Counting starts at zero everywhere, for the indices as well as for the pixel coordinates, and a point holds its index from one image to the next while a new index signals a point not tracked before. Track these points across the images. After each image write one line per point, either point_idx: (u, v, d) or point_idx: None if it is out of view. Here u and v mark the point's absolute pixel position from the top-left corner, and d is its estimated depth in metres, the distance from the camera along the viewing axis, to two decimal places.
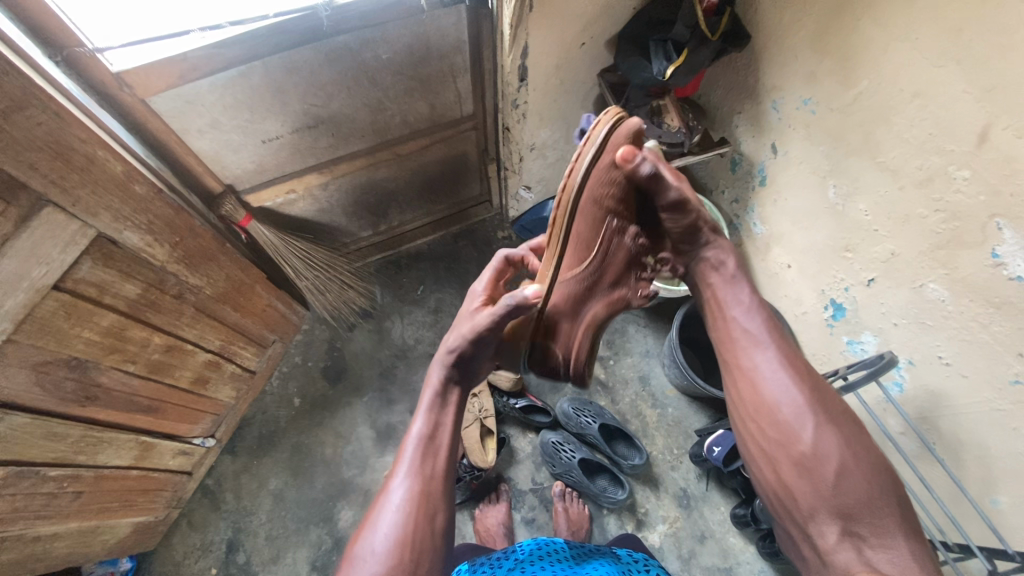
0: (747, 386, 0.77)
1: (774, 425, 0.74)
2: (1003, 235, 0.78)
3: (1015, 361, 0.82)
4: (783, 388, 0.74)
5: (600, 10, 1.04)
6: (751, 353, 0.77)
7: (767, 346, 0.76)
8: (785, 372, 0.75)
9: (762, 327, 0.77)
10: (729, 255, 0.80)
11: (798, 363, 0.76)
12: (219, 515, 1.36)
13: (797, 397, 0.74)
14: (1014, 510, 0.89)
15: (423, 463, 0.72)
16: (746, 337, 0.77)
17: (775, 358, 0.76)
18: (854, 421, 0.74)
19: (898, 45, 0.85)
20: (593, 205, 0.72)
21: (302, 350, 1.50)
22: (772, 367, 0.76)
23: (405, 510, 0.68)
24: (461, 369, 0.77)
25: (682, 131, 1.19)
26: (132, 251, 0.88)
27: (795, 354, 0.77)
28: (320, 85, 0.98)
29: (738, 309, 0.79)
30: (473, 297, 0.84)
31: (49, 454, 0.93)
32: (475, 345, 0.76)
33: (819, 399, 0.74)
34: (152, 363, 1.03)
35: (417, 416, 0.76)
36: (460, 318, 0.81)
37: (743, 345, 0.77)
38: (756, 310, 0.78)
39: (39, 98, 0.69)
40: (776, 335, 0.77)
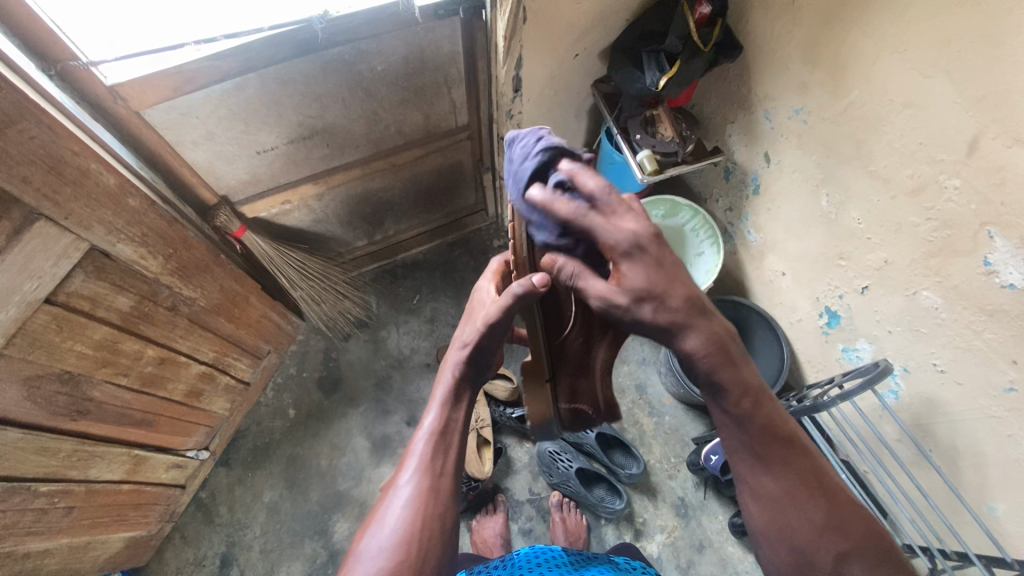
0: (756, 513, 0.58)
1: (786, 559, 0.56)
2: (994, 243, 0.79)
3: (1008, 368, 0.83)
4: (795, 512, 0.56)
5: (594, 21, 1.05)
6: (752, 468, 0.57)
7: (774, 457, 0.56)
8: (799, 489, 0.56)
9: (765, 434, 0.56)
10: (708, 348, 0.52)
11: (810, 474, 0.57)
12: (213, 528, 1.34)
13: (815, 520, 0.55)
14: (1012, 518, 0.89)
15: (433, 459, 0.64)
16: (746, 449, 0.57)
17: (782, 472, 0.56)
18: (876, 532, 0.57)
19: (888, 56, 0.86)
20: None
21: (298, 360, 1.49)
22: (782, 485, 0.56)
23: (414, 507, 0.61)
24: (474, 365, 0.68)
25: (675, 141, 1.20)
26: (124, 263, 0.87)
27: (807, 453, 0.57)
28: (315, 97, 0.98)
29: (727, 416, 0.56)
30: (482, 290, 0.74)
31: (40, 469, 0.92)
32: (489, 337, 0.65)
33: (840, 514, 0.57)
34: (145, 376, 1.02)
35: (427, 410, 0.68)
36: (474, 306, 0.72)
37: (743, 456, 0.57)
38: (756, 414, 0.55)
39: (33, 112, 0.68)
40: (784, 437, 0.56)
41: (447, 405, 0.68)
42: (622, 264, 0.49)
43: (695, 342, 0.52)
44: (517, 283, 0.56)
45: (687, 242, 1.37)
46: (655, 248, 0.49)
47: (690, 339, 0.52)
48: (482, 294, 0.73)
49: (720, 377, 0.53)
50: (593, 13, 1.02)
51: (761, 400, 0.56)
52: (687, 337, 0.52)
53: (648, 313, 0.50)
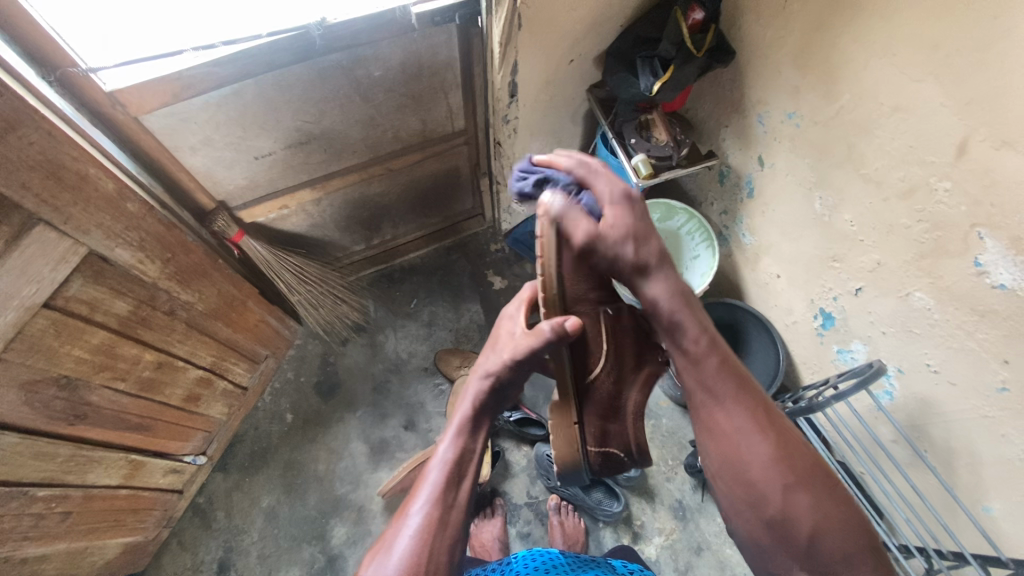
0: (712, 444, 0.69)
1: (742, 488, 0.67)
2: (985, 244, 0.80)
3: (1000, 368, 0.84)
4: (745, 444, 0.67)
5: (588, 28, 1.06)
6: (710, 405, 0.69)
7: (727, 395, 0.68)
8: (750, 426, 0.67)
9: (719, 375, 0.68)
10: (668, 295, 0.69)
11: (759, 411, 0.68)
12: (210, 533, 1.34)
13: (764, 452, 0.66)
14: (1007, 518, 0.90)
15: (446, 488, 0.67)
16: (702, 389, 0.69)
17: (734, 409, 0.68)
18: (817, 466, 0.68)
19: (877, 61, 0.88)
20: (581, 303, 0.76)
21: (295, 365, 1.49)
22: (736, 422, 0.67)
23: (422, 539, 0.63)
24: (495, 396, 0.74)
25: (669, 145, 1.22)
26: (123, 268, 0.88)
27: (756, 393, 0.69)
28: (313, 103, 0.99)
29: (688, 359, 0.69)
30: (506, 318, 0.78)
31: (38, 474, 0.92)
32: (514, 371, 0.72)
33: (787, 447, 0.67)
34: (143, 381, 1.02)
35: (443, 439, 0.72)
36: (498, 337, 0.76)
37: (700, 395, 0.69)
38: (710, 355, 0.68)
39: (33, 118, 0.69)
40: (733, 377, 0.69)
41: (465, 434, 0.72)
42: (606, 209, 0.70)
43: (655, 289, 0.69)
44: (549, 324, 0.68)
45: (683, 245, 1.40)
46: (630, 201, 0.72)
47: (652, 285, 0.69)
48: (506, 326, 0.76)
49: (680, 321, 0.69)
50: (587, 19, 1.04)
51: (712, 345, 0.69)
52: (650, 284, 0.69)
53: (628, 249, 0.69)
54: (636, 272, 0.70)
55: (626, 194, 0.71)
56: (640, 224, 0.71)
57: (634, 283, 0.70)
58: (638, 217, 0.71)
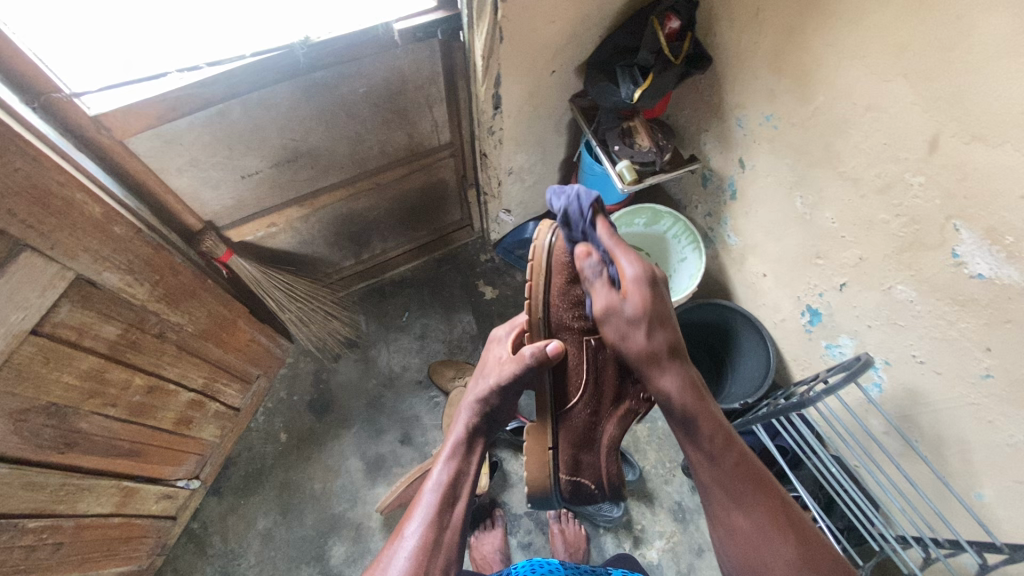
0: (728, 535, 0.69)
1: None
2: (961, 236, 0.82)
3: (983, 356, 0.86)
4: (767, 544, 0.66)
5: (568, 39, 1.08)
6: (727, 504, 0.69)
7: (741, 493, 0.69)
8: (769, 529, 0.67)
9: (732, 470, 0.70)
10: (679, 392, 0.71)
11: (765, 490, 0.69)
12: (205, 559, 1.31)
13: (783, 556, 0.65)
14: (998, 503, 0.92)
15: (439, 510, 0.68)
16: (721, 486, 0.69)
17: (747, 503, 0.68)
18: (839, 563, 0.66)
19: (849, 63, 0.90)
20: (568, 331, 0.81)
21: (287, 384, 1.48)
22: (754, 521, 0.67)
23: (416, 559, 0.63)
24: (487, 420, 0.78)
25: (652, 151, 1.24)
26: (111, 292, 0.87)
27: (767, 482, 0.70)
28: (298, 120, 1.00)
29: (703, 458, 0.71)
30: (496, 343, 0.88)
31: (28, 505, 0.90)
32: (500, 397, 0.77)
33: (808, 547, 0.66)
34: (133, 406, 1.01)
35: (436, 464, 0.74)
36: (485, 367, 0.83)
37: (717, 492, 0.70)
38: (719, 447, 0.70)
39: (18, 144, 0.69)
40: (748, 474, 0.70)
41: (458, 457, 0.75)
42: (637, 286, 0.73)
43: (670, 383, 0.71)
44: (531, 350, 0.76)
45: (670, 248, 1.42)
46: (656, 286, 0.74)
47: (663, 379, 0.71)
48: (493, 354, 0.84)
49: (692, 420, 0.71)
50: (566, 32, 1.06)
51: (728, 441, 0.71)
52: (663, 379, 0.71)
53: (640, 336, 0.72)
54: (646, 363, 0.72)
55: (650, 277, 0.74)
56: (658, 310, 0.73)
57: (647, 377, 0.72)
58: (656, 301, 0.73)
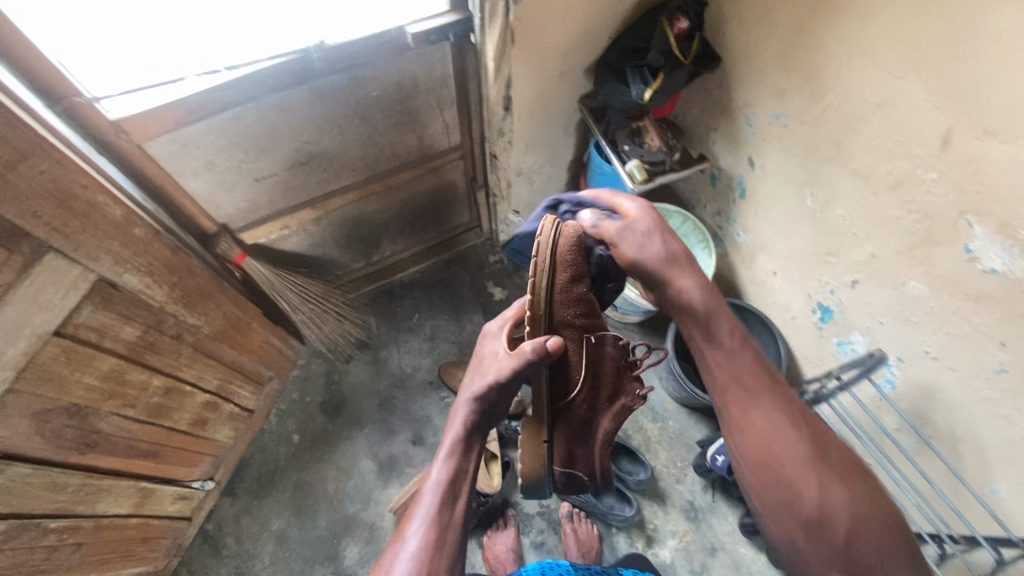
0: (741, 437, 0.66)
1: (775, 486, 0.64)
2: (974, 231, 0.83)
3: (998, 350, 0.86)
4: (784, 437, 0.64)
5: (578, 40, 1.09)
6: (744, 402, 0.66)
7: (758, 391, 0.66)
8: (784, 422, 0.65)
9: (746, 367, 0.68)
10: (697, 292, 0.69)
11: (785, 391, 0.67)
12: (220, 560, 1.32)
13: (798, 448, 0.63)
14: (1013, 498, 0.92)
15: (440, 510, 0.68)
16: (733, 383, 0.68)
17: (761, 403, 0.66)
18: (859, 467, 0.65)
19: (859, 60, 0.91)
20: (569, 329, 0.77)
21: (300, 386, 1.49)
22: (770, 418, 0.65)
23: (419, 561, 0.63)
24: (484, 415, 0.76)
25: (662, 150, 1.25)
26: (131, 293, 0.88)
27: (783, 384, 0.68)
28: (312, 123, 1.01)
29: (716, 357, 0.69)
30: (489, 337, 0.82)
31: (50, 506, 0.91)
32: (499, 392, 0.75)
33: (821, 442, 0.65)
34: (152, 407, 1.02)
35: (435, 461, 0.73)
36: (482, 360, 0.79)
37: (732, 390, 0.68)
38: (739, 348, 0.68)
39: (43, 147, 0.70)
40: (764, 372, 0.68)
41: (457, 454, 0.74)
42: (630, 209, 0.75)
43: (686, 281, 0.70)
44: (531, 346, 0.73)
45: None
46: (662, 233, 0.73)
47: (682, 281, 0.70)
48: (489, 346, 0.80)
49: (711, 317, 0.69)
50: (575, 33, 1.07)
51: (747, 340, 0.69)
52: (680, 278, 0.70)
53: (655, 244, 0.72)
54: (665, 269, 0.71)
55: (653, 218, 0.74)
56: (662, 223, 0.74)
57: (664, 278, 0.71)
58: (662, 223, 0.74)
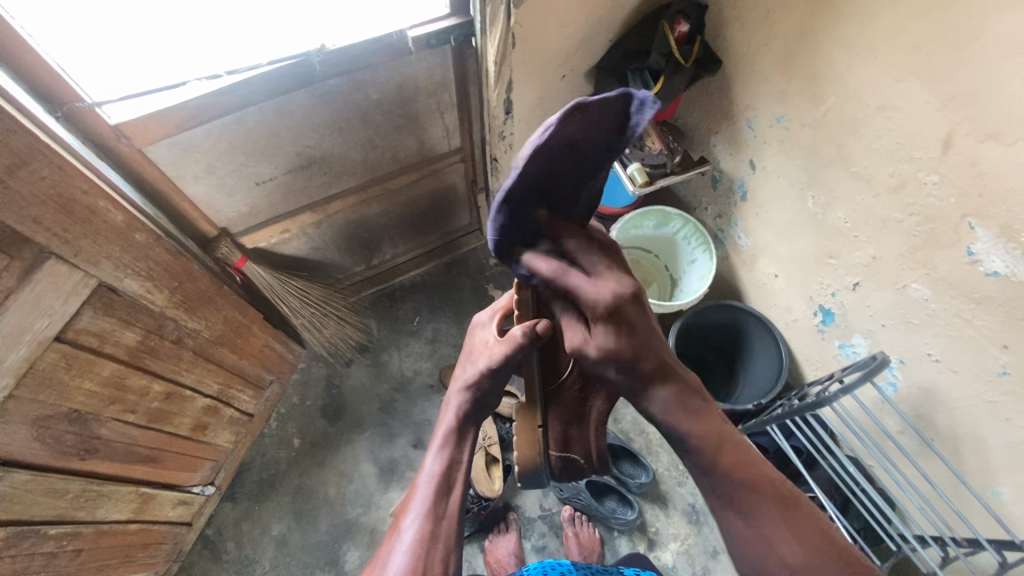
0: (736, 553, 0.58)
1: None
2: (976, 234, 0.83)
3: (1000, 353, 0.86)
4: (781, 556, 0.56)
5: (579, 43, 1.09)
6: (732, 519, 0.57)
7: (746, 506, 0.57)
8: (783, 539, 0.56)
9: (733, 484, 0.57)
10: (665, 405, 0.57)
11: (778, 499, 0.57)
12: (220, 566, 1.32)
13: (798, 568, 0.55)
14: (1016, 501, 0.92)
15: (436, 501, 0.68)
16: (720, 497, 0.58)
17: (750, 520, 0.57)
18: (874, 571, 0.55)
19: (860, 63, 0.91)
20: (557, 308, 0.72)
21: (300, 389, 1.49)
22: (768, 538, 0.56)
23: (415, 553, 0.63)
24: (478, 404, 0.76)
25: (664, 153, 1.24)
26: (131, 298, 0.88)
27: (778, 488, 0.58)
28: (313, 127, 1.01)
29: (697, 471, 0.59)
30: (479, 329, 0.83)
31: (50, 512, 0.91)
32: (490, 378, 0.75)
33: (826, 552, 0.56)
34: (152, 412, 1.01)
35: (429, 454, 0.73)
36: (473, 350, 0.80)
37: (720, 505, 0.58)
38: (721, 461, 0.57)
39: (45, 153, 0.70)
40: (753, 482, 0.57)
41: (451, 445, 0.74)
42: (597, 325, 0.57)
43: (652, 398, 0.56)
44: (521, 329, 0.69)
45: (680, 249, 1.43)
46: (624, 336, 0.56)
47: (649, 398, 0.57)
48: (480, 337, 0.81)
49: (684, 433, 0.57)
50: (576, 36, 1.07)
51: (730, 446, 0.57)
52: (647, 394, 0.57)
53: (610, 373, 0.58)
54: (631, 386, 0.58)
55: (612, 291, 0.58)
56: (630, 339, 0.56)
57: (632, 394, 0.59)
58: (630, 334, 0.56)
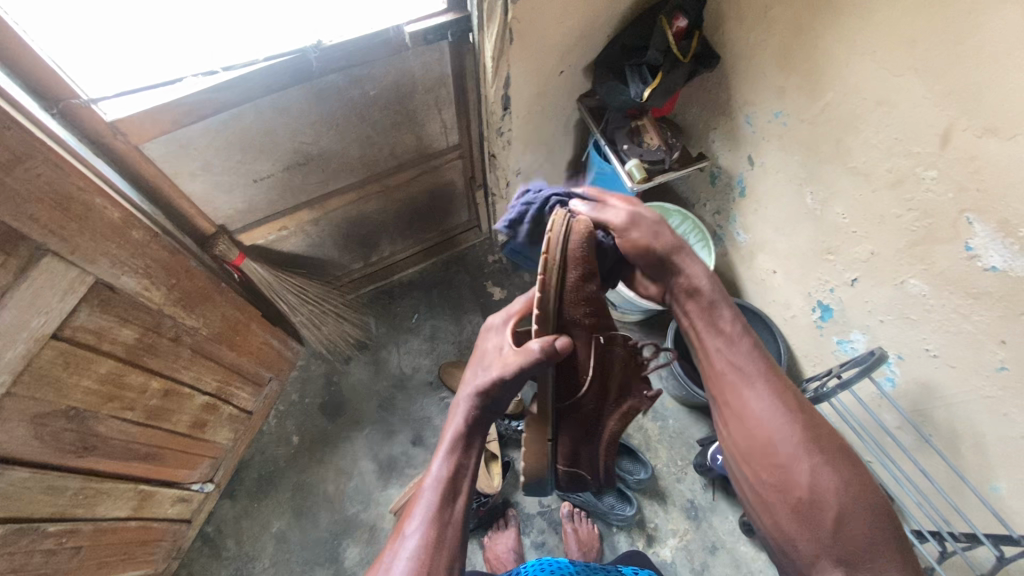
0: (736, 422, 0.72)
1: (768, 471, 0.68)
2: (974, 229, 0.83)
3: (998, 348, 0.86)
4: (773, 421, 0.69)
5: (576, 39, 1.09)
6: (740, 386, 0.72)
7: (755, 378, 0.71)
8: (777, 410, 0.69)
9: (745, 356, 0.73)
10: (700, 274, 0.77)
11: (781, 386, 0.72)
12: (220, 562, 1.32)
13: (787, 435, 0.68)
14: (1014, 496, 0.92)
15: (440, 507, 0.68)
16: (731, 368, 0.73)
17: (755, 388, 0.71)
18: (849, 455, 0.68)
19: (858, 58, 0.90)
20: (577, 327, 0.76)
21: (299, 387, 1.49)
22: (766, 404, 0.70)
23: (418, 560, 0.63)
24: (487, 411, 0.75)
25: (662, 148, 1.24)
26: (128, 295, 0.88)
27: (779, 374, 0.73)
28: (310, 123, 1.01)
29: (721, 346, 0.74)
30: (492, 332, 0.82)
31: (49, 510, 0.91)
32: (502, 388, 0.73)
33: (813, 430, 0.69)
34: (151, 409, 1.02)
35: (435, 459, 0.72)
36: (484, 356, 0.78)
37: (730, 375, 0.73)
38: (742, 339, 0.74)
39: (40, 149, 0.69)
40: (762, 362, 0.73)
41: (458, 451, 0.73)
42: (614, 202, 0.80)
43: (691, 270, 0.77)
44: (539, 344, 0.71)
45: None
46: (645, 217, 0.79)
47: (688, 270, 0.77)
48: (492, 342, 0.80)
49: (711, 309, 0.76)
50: (574, 32, 1.06)
51: (745, 331, 0.75)
52: (686, 266, 0.76)
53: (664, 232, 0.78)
54: (673, 253, 0.77)
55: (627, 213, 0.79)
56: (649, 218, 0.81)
57: (675, 265, 0.77)
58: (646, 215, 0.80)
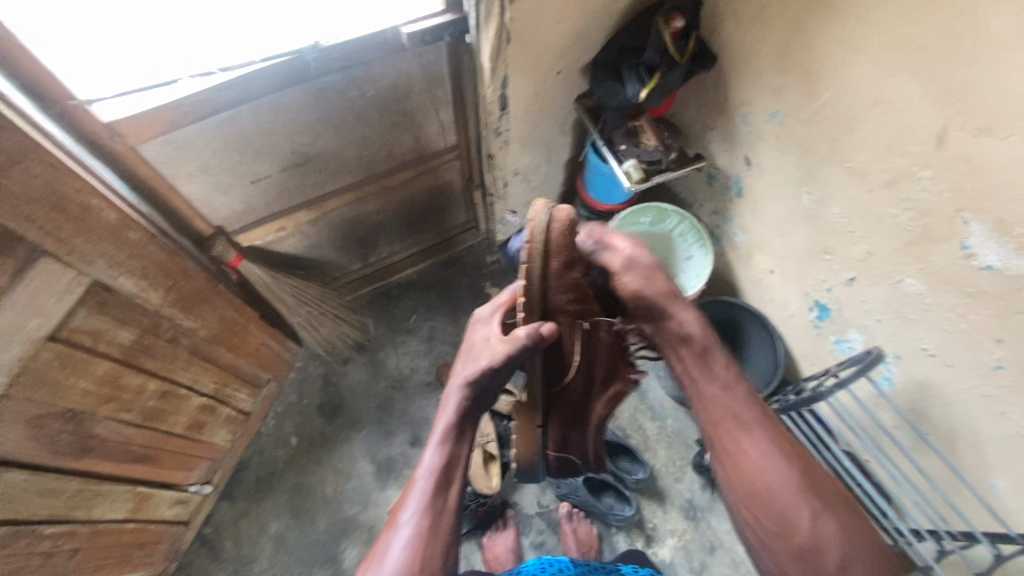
0: (733, 471, 0.68)
1: (766, 522, 0.66)
2: (970, 228, 0.83)
3: (994, 347, 0.86)
4: (772, 469, 0.66)
5: (573, 40, 1.09)
6: (736, 433, 0.68)
7: (749, 422, 0.68)
8: (773, 456, 0.67)
9: (743, 403, 0.69)
10: (691, 317, 0.70)
11: (780, 436, 0.68)
12: (218, 564, 1.31)
13: (785, 483, 0.66)
14: (1012, 494, 0.92)
15: (434, 499, 0.68)
16: (725, 414, 0.69)
17: (749, 437, 0.67)
18: (849, 503, 0.68)
19: (855, 58, 0.91)
20: (562, 315, 0.71)
21: (297, 388, 1.49)
22: (765, 452, 0.67)
23: (413, 549, 0.65)
24: (477, 401, 0.72)
25: (659, 149, 1.25)
26: (125, 296, 0.87)
27: (773, 420, 0.70)
28: (308, 124, 1.01)
29: (713, 389, 0.70)
30: (481, 322, 0.78)
31: (45, 512, 0.90)
32: (492, 377, 0.71)
33: (810, 476, 0.68)
34: (148, 411, 1.01)
35: (427, 450, 0.72)
36: (473, 345, 0.75)
37: (725, 422, 0.68)
38: (733, 381, 0.70)
39: (37, 151, 0.69)
40: (756, 406, 0.70)
41: (450, 442, 0.72)
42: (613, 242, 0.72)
43: (680, 309, 0.69)
44: (525, 331, 0.68)
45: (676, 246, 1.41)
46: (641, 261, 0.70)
47: (677, 309, 0.69)
48: (481, 330, 0.76)
49: (701, 348, 0.70)
50: (571, 33, 1.06)
51: (738, 374, 0.71)
52: (677, 306, 0.69)
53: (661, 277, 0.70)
54: (671, 296, 0.70)
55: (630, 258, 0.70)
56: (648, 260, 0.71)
57: (669, 307, 0.69)
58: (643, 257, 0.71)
